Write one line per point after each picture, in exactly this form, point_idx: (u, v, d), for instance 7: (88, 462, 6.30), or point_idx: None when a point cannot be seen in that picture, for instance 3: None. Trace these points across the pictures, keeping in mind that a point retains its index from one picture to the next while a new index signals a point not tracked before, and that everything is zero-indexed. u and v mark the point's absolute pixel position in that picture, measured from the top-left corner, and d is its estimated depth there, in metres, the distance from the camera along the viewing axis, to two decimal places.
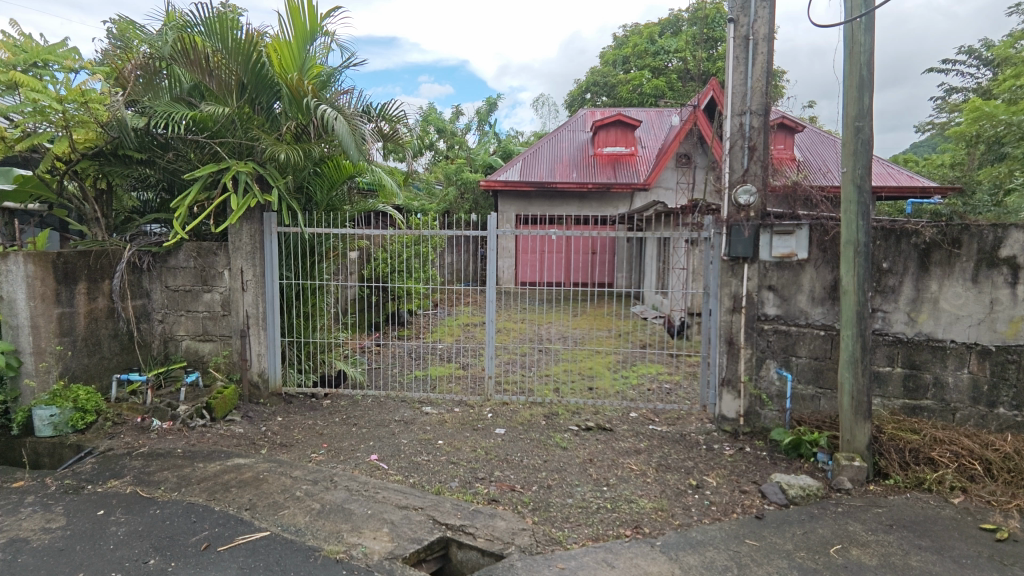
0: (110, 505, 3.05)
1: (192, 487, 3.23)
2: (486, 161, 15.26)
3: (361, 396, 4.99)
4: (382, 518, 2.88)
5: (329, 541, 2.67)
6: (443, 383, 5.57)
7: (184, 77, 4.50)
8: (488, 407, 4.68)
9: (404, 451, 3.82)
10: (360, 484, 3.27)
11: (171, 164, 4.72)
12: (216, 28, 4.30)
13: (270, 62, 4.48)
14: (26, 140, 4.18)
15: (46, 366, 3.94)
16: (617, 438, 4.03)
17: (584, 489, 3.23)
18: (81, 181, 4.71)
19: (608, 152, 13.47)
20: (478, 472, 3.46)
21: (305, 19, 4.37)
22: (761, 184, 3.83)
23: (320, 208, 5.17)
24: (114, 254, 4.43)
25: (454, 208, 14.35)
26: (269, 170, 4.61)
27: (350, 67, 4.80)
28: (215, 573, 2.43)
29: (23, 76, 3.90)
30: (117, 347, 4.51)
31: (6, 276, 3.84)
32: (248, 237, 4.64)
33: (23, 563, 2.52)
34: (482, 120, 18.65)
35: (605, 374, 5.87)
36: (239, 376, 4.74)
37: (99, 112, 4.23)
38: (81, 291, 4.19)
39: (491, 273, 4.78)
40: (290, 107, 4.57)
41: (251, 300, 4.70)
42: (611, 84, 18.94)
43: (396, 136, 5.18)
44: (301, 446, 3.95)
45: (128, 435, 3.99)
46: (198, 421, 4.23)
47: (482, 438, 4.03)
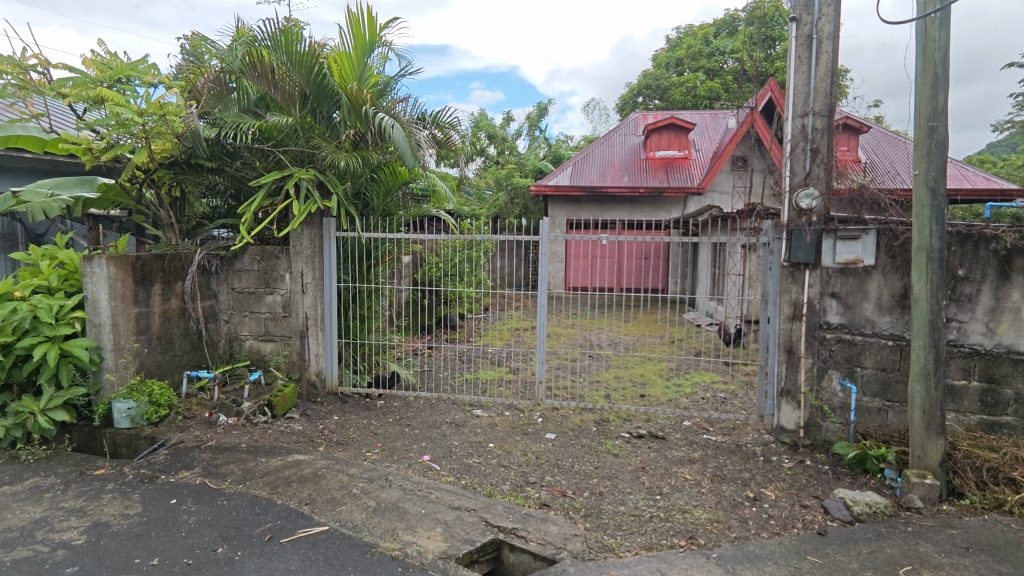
0: (182, 495, 3.23)
1: (256, 480, 3.38)
2: (536, 166, 15.30)
3: (414, 398, 5.09)
4: (436, 517, 2.93)
5: (384, 539, 2.74)
6: (493, 387, 5.62)
7: (251, 90, 4.74)
8: (538, 411, 4.70)
9: (455, 452, 3.88)
10: (413, 483, 3.34)
11: (238, 171, 4.98)
12: (281, 42, 4.50)
13: (331, 73, 4.65)
14: (110, 151, 4.49)
15: (124, 362, 4.21)
16: (670, 446, 3.96)
17: (637, 497, 3.19)
18: (157, 189, 5.00)
19: (661, 156, 13.27)
20: (529, 476, 3.47)
21: (364, 30, 4.57)
22: (825, 187, 3.70)
23: (376, 214, 5.32)
24: (186, 257, 4.71)
25: (503, 213, 14.46)
26: (329, 177, 4.77)
27: (406, 76, 4.92)
28: (278, 563, 2.53)
29: (108, 91, 4.18)
30: (188, 345, 4.76)
31: (90, 277, 4.11)
32: (308, 241, 4.80)
33: (105, 546, 2.70)
34: (532, 125, 18.73)
35: (657, 381, 5.77)
36: (298, 375, 4.91)
37: (175, 123, 4.48)
38: (157, 291, 4.46)
39: (542, 277, 4.73)
40: (349, 115, 4.73)
41: (310, 302, 4.85)
42: (664, 87, 18.68)
43: (450, 142, 5.26)
44: (356, 445, 4.06)
45: (197, 429, 4.21)
46: (260, 418, 4.42)
47: (532, 442, 4.04)
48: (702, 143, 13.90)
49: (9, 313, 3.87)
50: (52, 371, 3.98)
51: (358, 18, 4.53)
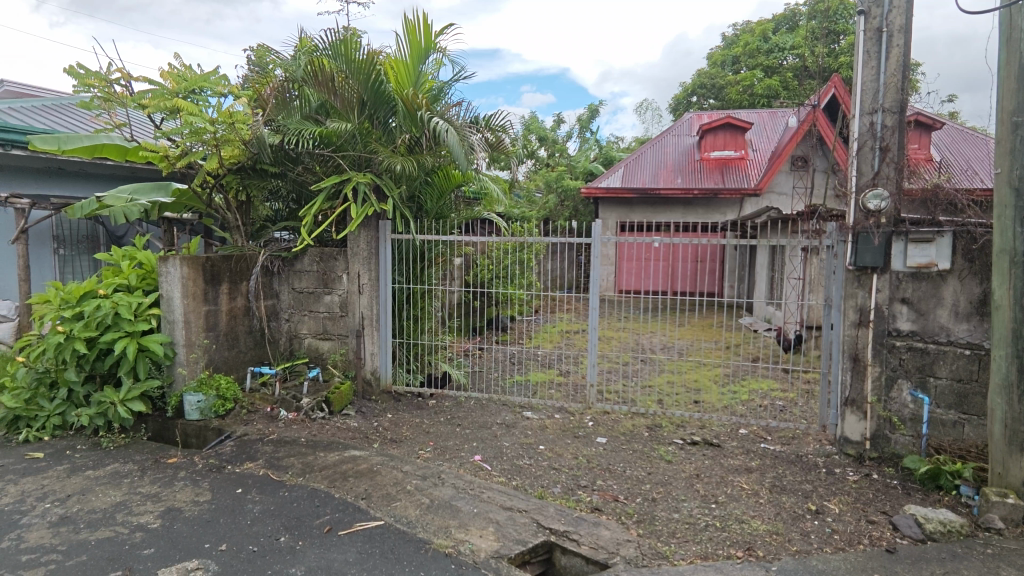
0: (247, 485, 3.39)
1: (315, 473, 3.50)
2: (586, 168, 15.19)
3: (465, 398, 5.15)
4: (488, 517, 2.95)
5: (438, 535, 2.79)
6: (543, 389, 5.62)
7: (312, 96, 4.90)
8: (589, 415, 4.66)
9: (506, 453, 3.90)
10: (465, 482, 3.38)
11: (300, 176, 5.16)
12: (341, 50, 4.64)
13: (388, 79, 4.77)
14: (185, 158, 4.76)
15: (194, 357, 4.46)
16: (726, 455, 3.85)
17: (691, 505, 3.12)
18: (226, 193, 5.26)
19: (716, 156, 12.93)
20: (580, 480, 3.46)
21: (420, 38, 4.68)
22: (895, 187, 3.52)
23: (430, 216, 5.41)
24: (251, 258, 4.93)
25: (553, 216, 14.45)
26: (385, 180, 4.90)
27: (460, 80, 5.00)
28: (337, 555, 2.62)
29: (183, 102, 4.44)
30: (251, 342, 4.98)
31: (165, 276, 4.38)
32: (365, 244, 4.94)
33: (178, 530, 2.86)
34: (583, 128, 18.64)
35: (712, 387, 5.61)
36: (354, 373, 5.06)
37: (243, 131, 4.68)
38: (224, 290, 4.70)
39: (594, 279, 4.71)
40: (405, 120, 4.83)
41: (366, 302, 5.00)
42: (720, 86, 18.21)
43: (502, 145, 5.34)
44: (410, 442, 4.15)
45: (260, 422, 4.40)
46: (318, 414, 4.57)
47: (584, 446, 4.02)
48: (760, 143, 13.48)
49: (93, 309, 4.16)
50: (131, 364, 4.25)
51: (415, 26, 4.64)
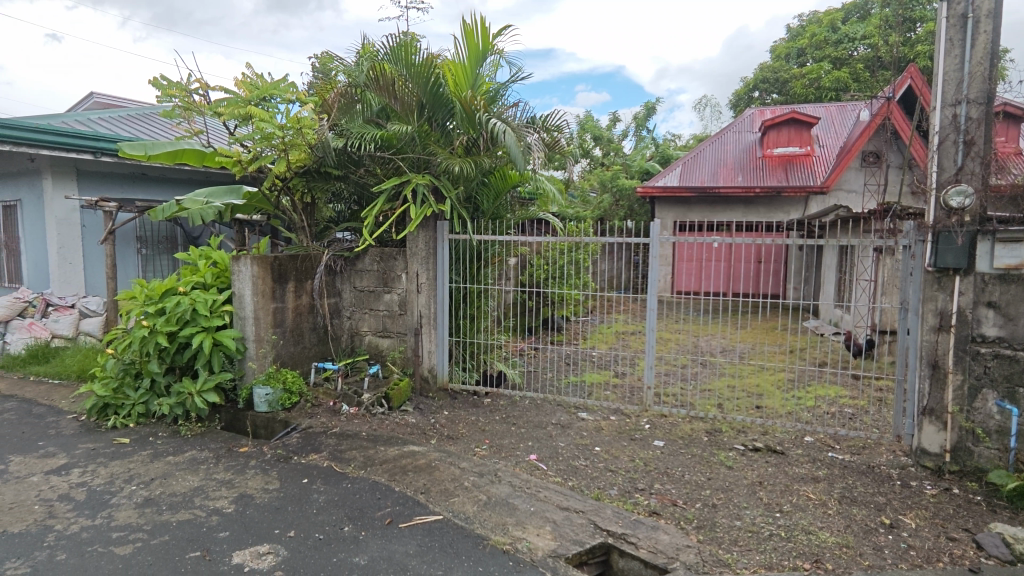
0: (312, 475, 3.53)
1: (375, 467, 3.61)
2: (642, 167, 14.97)
3: (520, 397, 5.18)
4: (545, 516, 2.96)
5: (495, 532, 2.82)
6: (598, 391, 5.58)
7: (374, 101, 5.05)
8: (645, 418, 4.59)
9: (562, 454, 3.90)
10: (522, 481, 3.40)
11: (361, 178, 5.32)
12: (401, 55, 4.76)
13: (446, 82, 4.85)
14: (256, 162, 4.99)
15: (263, 351, 4.67)
16: (791, 463, 3.71)
17: (754, 513, 3.03)
18: (292, 196, 5.48)
19: (779, 153, 12.46)
20: (637, 483, 3.41)
21: (478, 40, 4.71)
22: (981, 183, 3.29)
23: (486, 217, 5.46)
24: (315, 258, 5.13)
25: (608, 216, 14.30)
26: (443, 182, 5.00)
27: (517, 82, 5.02)
28: (398, 547, 2.69)
29: (255, 109, 4.66)
30: (316, 339, 5.19)
31: (238, 275, 4.61)
32: (423, 244, 5.06)
33: (250, 516, 3.01)
34: (639, 126, 18.37)
35: (774, 393, 5.42)
36: (412, 370, 5.18)
37: (309, 135, 4.87)
38: (291, 288, 4.91)
39: (652, 280, 4.63)
40: (463, 122, 4.91)
41: (424, 301, 5.11)
42: (783, 80, 17.54)
43: (559, 145, 5.34)
44: (466, 439, 4.21)
45: (323, 416, 4.57)
46: (378, 409, 4.70)
47: (640, 448, 3.96)
48: (827, 139, 12.89)
49: (174, 306, 4.45)
50: (207, 357, 4.50)
51: (472, 29, 4.69)
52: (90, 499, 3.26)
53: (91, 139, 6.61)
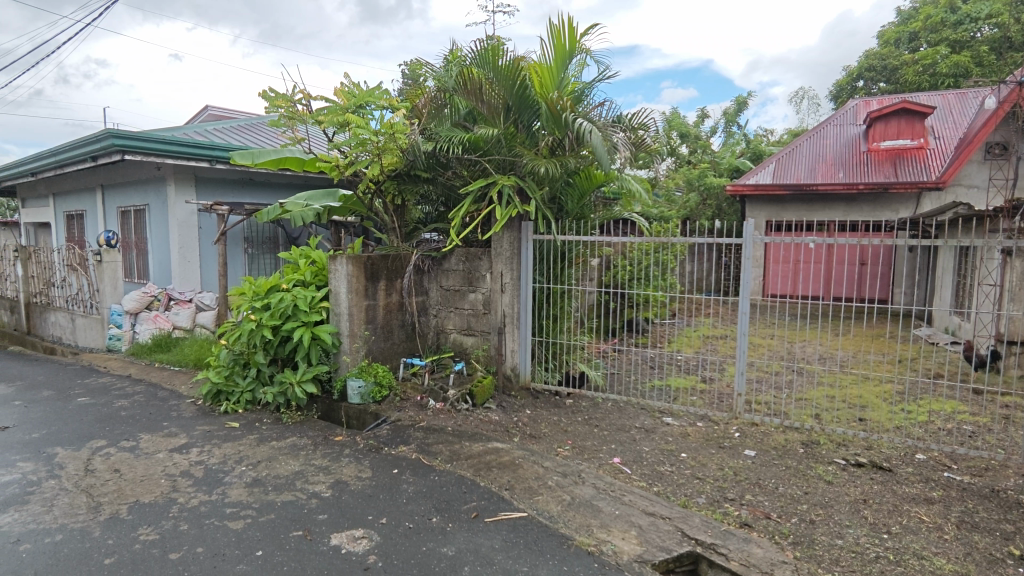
0: (402, 466, 3.68)
1: (461, 461, 3.71)
2: (732, 164, 14.36)
3: (602, 399, 5.13)
4: (630, 520, 2.92)
5: (580, 533, 2.82)
6: (684, 396, 5.42)
7: (461, 105, 5.17)
8: (735, 425, 4.41)
9: (646, 458, 3.82)
10: (606, 483, 3.37)
11: (449, 180, 5.46)
12: (488, 58, 4.82)
13: (532, 84, 4.89)
14: (352, 168, 5.27)
15: (356, 346, 4.92)
16: (899, 481, 3.43)
17: (858, 532, 2.83)
18: (384, 198, 5.73)
19: (887, 147, 11.55)
20: (727, 493, 3.28)
21: (565, 41, 4.71)
22: None
23: (571, 217, 5.45)
24: (405, 257, 5.34)
25: (694, 215, 13.86)
26: (528, 183, 5.04)
27: (604, 80, 4.95)
28: (484, 541, 2.75)
29: (353, 117, 4.93)
30: (404, 335, 5.40)
31: (335, 273, 4.89)
32: (508, 244, 5.13)
33: (346, 501, 3.19)
34: (729, 121, 17.64)
35: (880, 405, 5.02)
36: (496, 368, 5.26)
37: (401, 139, 5.07)
38: (382, 287, 5.14)
39: (746, 283, 4.42)
40: (548, 122, 4.93)
41: (508, 301, 5.18)
42: (892, 67, 16.24)
43: (645, 143, 5.25)
44: (549, 439, 4.23)
45: (411, 410, 4.75)
46: (463, 405, 4.81)
47: (729, 457, 3.80)
48: (943, 130, 11.80)
49: (277, 301, 4.77)
50: (306, 350, 4.81)
51: (560, 29, 4.68)
52: (207, 477, 3.58)
53: (207, 149, 7.24)
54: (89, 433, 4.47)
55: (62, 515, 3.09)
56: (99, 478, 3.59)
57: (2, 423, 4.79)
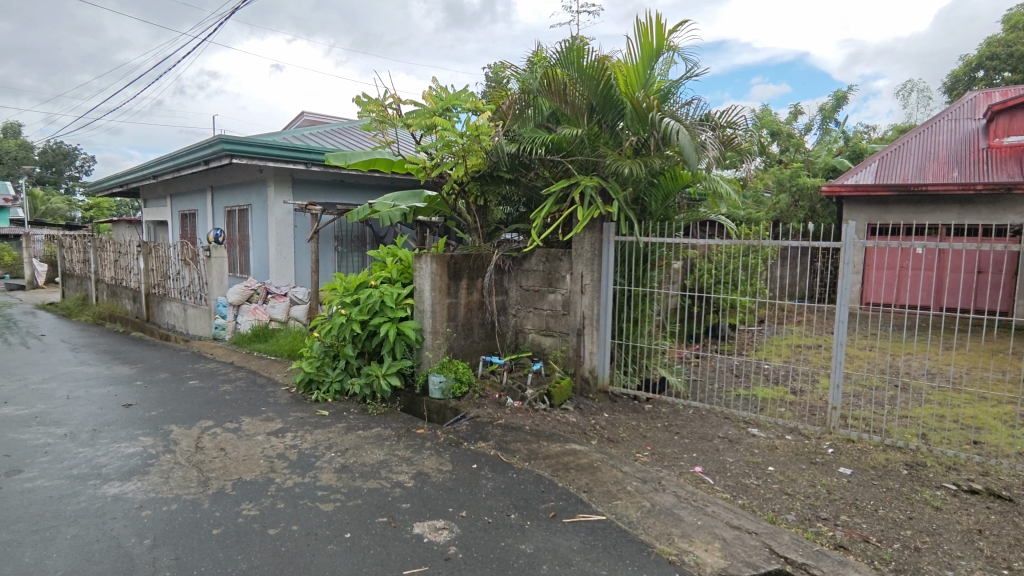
0: (481, 462, 3.76)
1: (539, 460, 3.73)
2: (828, 164, 13.51)
3: (683, 406, 4.98)
4: (713, 532, 2.83)
5: (660, 540, 2.77)
6: (772, 406, 5.15)
7: (545, 106, 5.19)
8: (828, 441, 4.15)
9: (731, 469, 3.67)
10: (688, 492, 3.27)
11: (531, 181, 5.50)
12: (573, 58, 4.80)
13: (617, 84, 4.83)
14: (438, 169, 5.43)
15: (439, 343, 5.07)
16: (1022, 513, 3.09)
17: (971, 565, 2.59)
18: (467, 199, 5.86)
19: (1012, 143, 10.44)
20: (820, 511, 3.10)
21: (652, 38, 4.61)
22: None
23: (654, 219, 5.34)
24: (486, 257, 5.44)
25: (785, 218, 13.17)
26: (612, 183, 4.96)
27: (692, 77, 4.80)
28: (562, 541, 2.76)
29: (440, 120, 5.07)
30: (484, 334, 5.50)
31: (420, 272, 5.05)
32: (590, 245, 5.10)
33: (428, 492, 3.30)
34: (827, 117, 16.62)
35: (999, 428, 4.56)
36: (574, 370, 5.24)
37: (485, 141, 5.15)
38: (463, 285, 5.26)
39: (845, 289, 4.13)
40: (633, 122, 4.86)
41: (588, 302, 5.14)
42: (1020, 54, 14.67)
43: (735, 142, 5.05)
44: (627, 444, 4.17)
45: (490, 407, 4.82)
46: (541, 405, 4.83)
47: (822, 474, 3.59)
48: None
49: (366, 297, 5.01)
50: (391, 345, 5.01)
51: (647, 28, 4.60)
52: (300, 460, 3.82)
53: (304, 152, 7.70)
54: (199, 414, 4.88)
55: (176, 486, 3.39)
56: (207, 455, 3.92)
57: (127, 401, 5.34)
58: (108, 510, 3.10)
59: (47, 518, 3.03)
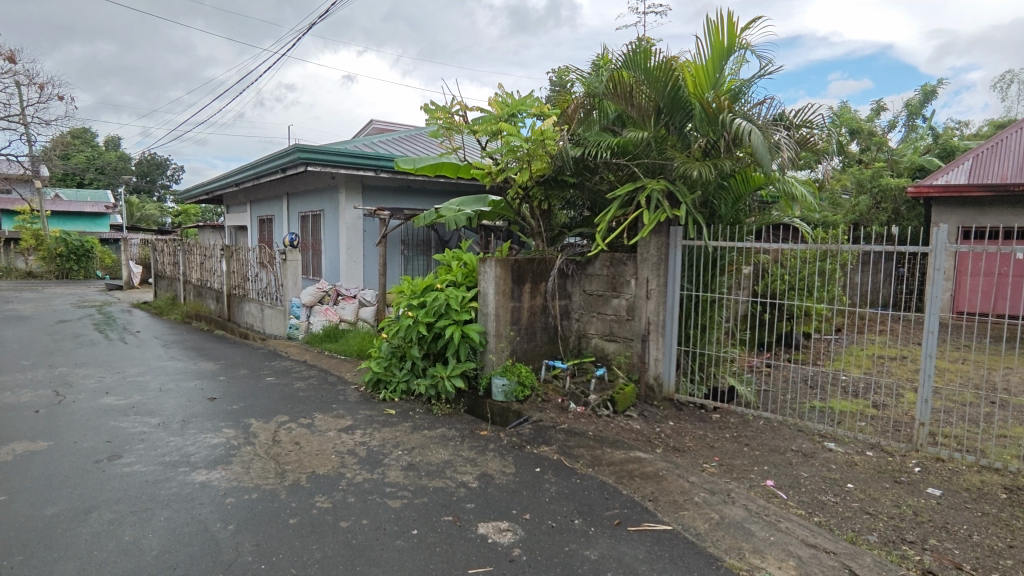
0: (544, 466, 3.77)
1: (603, 467, 3.70)
2: (915, 163, 12.68)
3: (753, 417, 4.79)
4: (787, 549, 2.71)
5: (730, 555, 2.69)
6: (850, 420, 4.88)
7: (610, 109, 5.16)
8: (914, 459, 3.88)
9: (805, 485, 3.50)
10: (759, 506, 3.15)
11: (596, 185, 5.47)
12: (639, 60, 4.74)
13: (686, 85, 4.73)
14: (503, 174, 5.49)
15: (502, 346, 5.13)
16: None
17: None
18: (531, 203, 5.90)
19: None
20: (905, 534, 2.91)
21: (723, 37, 4.48)
22: None
23: (724, 222, 5.18)
24: (549, 261, 5.46)
25: (865, 221, 12.45)
26: (679, 187, 4.85)
27: (765, 76, 4.62)
28: (628, 549, 2.72)
29: (505, 125, 5.14)
30: (546, 338, 5.51)
31: (484, 276, 5.14)
32: (656, 249, 5.01)
33: (492, 493, 3.34)
34: (913, 113, 15.60)
35: None
36: (638, 376, 5.17)
37: (550, 145, 5.17)
38: (526, 289, 5.29)
39: (936, 297, 3.86)
40: (702, 124, 4.75)
41: (653, 308, 5.05)
42: None
43: (811, 142, 4.82)
44: (694, 454, 4.05)
45: (552, 411, 4.82)
46: (604, 411, 4.79)
47: (908, 494, 3.36)
48: None
49: (432, 300, 5.12)
50: (456, 347, 5.10)
51: (718, 26, 4.47)
52: (369, 457, 3.95)
53: (374, 159, 7.97)
54: (276, 409, 5.15)
55: (257, 477, 3.60)
56: (284, 448, 4.13)
57: (212, 394, 5.70)
58: (196, 496, 3.32)
59: (144, 500, 3.28)
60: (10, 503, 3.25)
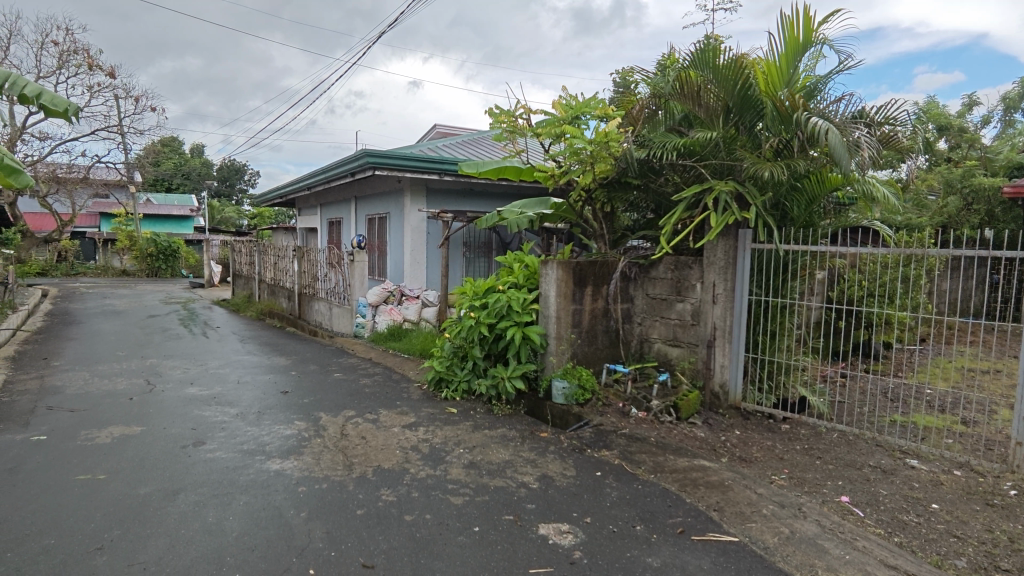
0: (605, 470, 3.73)
1: (666, 474, 3.63)
2: (1012, 160, 11.71)
3: (826, 429, 4.56)
4: (864, 569, 2.58)
5: (801, 571, 2.58)
6: (936, 437, 4.56)
7: (677, 109, 5.06)
8: (1010, 481, 3.59)
9: (884, 503, 3.31)
10: (833, 523, 3.00)
11: (660, 186, 5.37)
12: (708, 58, 4.62)
13: (757, 83, 4.57)
14: (566, 176, 5.48)
15: (562, 348, 5.13)
16: None
17: None
18: (594, 205, 5.86)
19: None
20: (999, 561, 2.69)
21: (799, 33, 4.31)
22: None
23: (796, 225, 4.97)
24: (612, 264, 5.41)
25: (954, 224, 11.61)
26: (749, 188, 4.68)
27: (845, 71, 4.41)
28: (692, 559, 2.66)
29: (569, 127, 5.13)
30: (608, 341, 5.47)
31: (545, 278, 5.16)
32: (723, 253, 4.85)
33: (553, 495, 3.35)
34: (1010, 107, 14.41)
35: None
36: (703, 383, 5.03)
37: (613, 147, 5.11)
38: (588, 292, 5.27)
39: None
40: (775, 123, 4.57)
41: (720, 313, 4.89)
42: None
43: (894, 140, 4.54)
44: (762, 465, 3.91)
45: (613, 416, 4.78)
46: (666, 417, 4.71)
47: (1002, 518, 3.11)
48: None
49: (494, 302, 5.18)
50: (516, 348, 5.14)
51: (793, 22, 4.31)
52: (432, 454, 4.05)
53: (438, 163, 8.14)
54: (343, 404, 5.35)
55: (327, 468, 3.76)
56: (351, 442, 4.30)
57: (285, 388, 5.99)
58: (272, 483, 3.51)
59: (225, 485, 3.50)
60: (108, 482, 3.54)
